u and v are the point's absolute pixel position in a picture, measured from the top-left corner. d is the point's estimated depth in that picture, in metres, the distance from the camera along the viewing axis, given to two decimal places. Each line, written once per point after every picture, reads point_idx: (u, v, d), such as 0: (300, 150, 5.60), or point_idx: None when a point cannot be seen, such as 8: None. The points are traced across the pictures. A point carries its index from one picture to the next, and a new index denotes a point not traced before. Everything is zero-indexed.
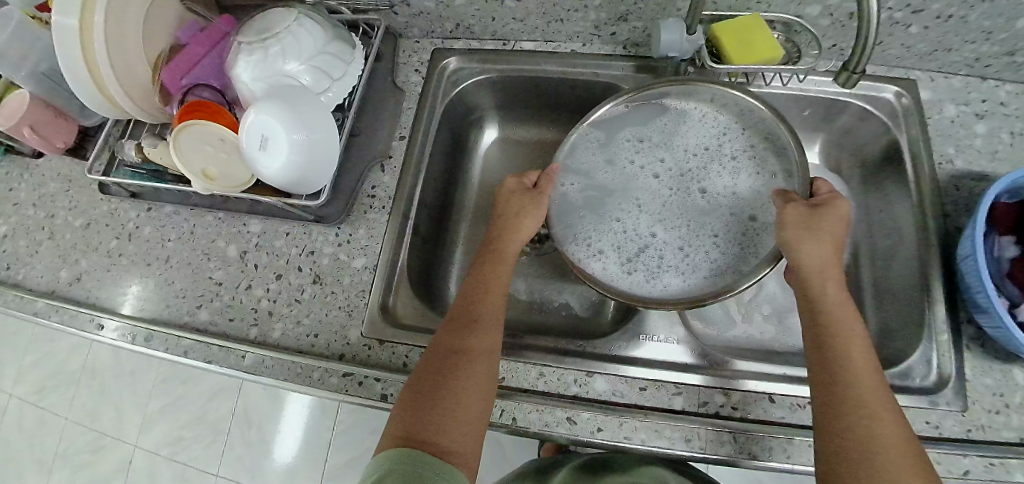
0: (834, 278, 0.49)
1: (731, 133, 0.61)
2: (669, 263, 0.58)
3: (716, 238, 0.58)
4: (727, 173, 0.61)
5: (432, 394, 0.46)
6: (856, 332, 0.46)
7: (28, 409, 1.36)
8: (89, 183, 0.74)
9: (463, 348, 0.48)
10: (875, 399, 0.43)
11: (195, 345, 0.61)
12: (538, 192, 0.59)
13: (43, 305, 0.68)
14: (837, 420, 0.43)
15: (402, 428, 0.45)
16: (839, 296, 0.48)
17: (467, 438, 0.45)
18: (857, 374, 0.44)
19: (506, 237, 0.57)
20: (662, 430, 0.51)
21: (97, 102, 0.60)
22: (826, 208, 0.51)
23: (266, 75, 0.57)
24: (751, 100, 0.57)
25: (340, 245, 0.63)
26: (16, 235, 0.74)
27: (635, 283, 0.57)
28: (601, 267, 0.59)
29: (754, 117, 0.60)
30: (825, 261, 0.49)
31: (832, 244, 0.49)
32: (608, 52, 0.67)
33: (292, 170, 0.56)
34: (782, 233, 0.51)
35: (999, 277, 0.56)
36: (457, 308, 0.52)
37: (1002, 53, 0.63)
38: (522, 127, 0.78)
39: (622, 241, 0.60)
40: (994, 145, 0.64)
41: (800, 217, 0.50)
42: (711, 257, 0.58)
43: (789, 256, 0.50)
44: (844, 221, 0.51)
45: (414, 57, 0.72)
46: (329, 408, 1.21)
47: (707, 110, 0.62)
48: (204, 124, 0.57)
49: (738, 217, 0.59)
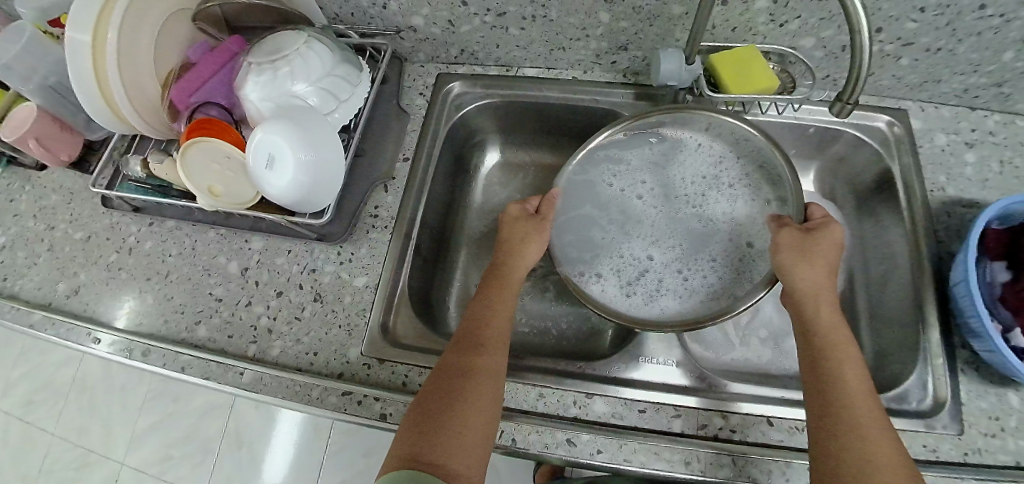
0: (828, 302, 0.50)
1: (727, 161, 0.63)
2: (667, 287, 0.60)
3: (712, 263, 0.60)
4: (722, 200, 0.63)
5: (435, 415, 0.46)
6: (850, 354, 0.47)
7: (13, 423, 1.33)
8: (91, 197, 0.74)
9: (465, 370, 0.49)
10: (869, 419, 0.43)
11: (192, 361, 0.60)
12: (540, 218, 0.59)
13: (39, 318, 0.68)
14: (833, 441, 0.43)
15: (403, 448, 0.45)
16: (834, 319, 0.49)
17: (472, 460, 0.44)
18: (851, 395, 0.44)
19: (511, 260, 0.58)
20: (661, 453, 0.50)
21: (106, 117, 0.61)
22: (819, 233, 0.52)
23: (274, 95, 0.58)
24: (748, 128, 0.58)
25: (342, 263, 0.63)
26: (15, 247, 0.74)
27: (634, 306, 0.58)
28: (602, 290, 0.60)
29: (750, 146, 0.60)
30: (818, 285, 0.50)
31: (826, 268, 0.51)
32: (609, 79, 0.69)
33: (300, 190, 0.57)
34: (777, 256, 0.52)
35: (991, 302, 0.57)
36: (460, 330, 0.53)
37: (989, 85, 0.65)
38: (523, 149, 0.79)
39: (622, 265, 0.61)
40: (984, 173, 0.66)
41: (794, 241, 0.52)
42: (708, 281, 0.59)
43: (784, 279, 0.51)
44: (838, 245, 0.52)
45: (418, 80, 0.74)
46: (323, 427, 1.19)
47: (703, 138, 0.64)
48: (213, 142, 0.58)
49: (734, 242, 0.61)
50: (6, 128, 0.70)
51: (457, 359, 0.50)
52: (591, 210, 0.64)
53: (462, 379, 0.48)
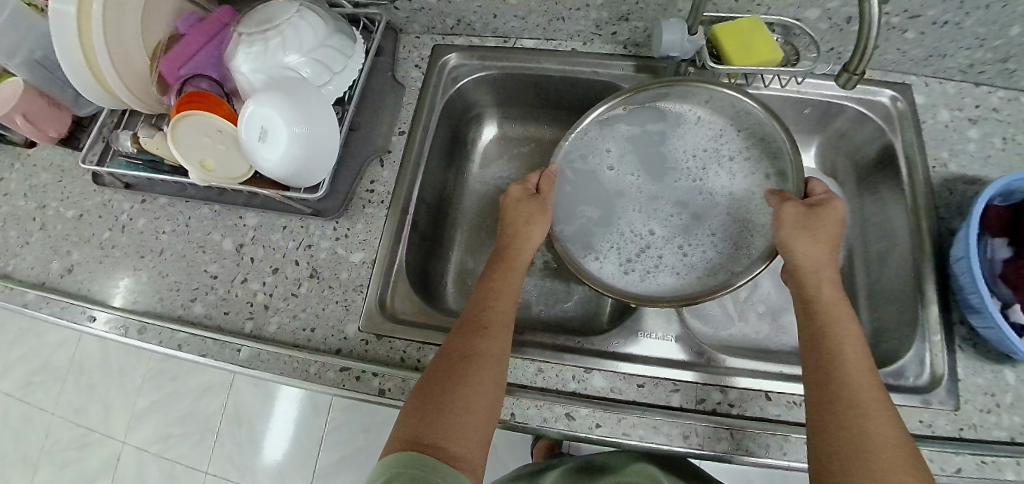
0: (829, 277, 0.50)
1: (726, 135, 0.62)
2: (666, 263, 0.59)
3: (711, 239, 0.60)
4: (722, 175, 0.62)
5: (435, 395, 0.46)
6: (851, 329, 0.47)
7: (13, 404, 1.33)
8: (82, 174, 0.73)
9: (469, 353, 0.48)
10: (868, 394, 0.43)
11: (189, 338, 0.60)
12: (542, 198, 0.58)
13: (33, 296, 0.67)
14: (831, 415, 0.43)
15: (405, 429, 0.45)
16: (834, 294, 0.49)
17: (471, 439, 0.44)
18: (849, 369, 0.44)
19: (514, 242, 0.57)
20: (659, 427, 0.51)
21: (94, 91, 0.60)
22: (821, 208, 0.51)
23: (266, 67, 0.57)
24: (747, 100, 0.56)
25: (338, 240, 0.63)
26: (6, 225, 0.73)
27: (630, 282, 0.58)
28: (599, 266, 0.60)
29: (750, 119, 0.59)
30: (818, 261, 0.49)
31: (827, 244, 0.50)
32: (609, 51, 0.68)
33: (293, 164, 0.56)
34: (778, 232, 0.51)
35: (991, 278, 0.56)
36: (467, 313, 0.52)
37: (996, 60, 0.64)
38: (521, 125, 0.78)
39: (621, 242, 0.61)
40: (986, 150, 0.65)
41: (795, 216, 0.51)
42: (707, 256, 0.59)
43: (786, 255, 0.51)
44: (839, 222, 0.51)
45: (414, 53, 0.72)
46: (321, 407, 1.20)
47: (703, 112, 0.63)
48: (204, 116, 0.56)
49: (733, 217, 0.60)
50: None
51: (458, 339, 0.50)
52: (591, 184, 0.63)
53: (461, 357, 0.48)
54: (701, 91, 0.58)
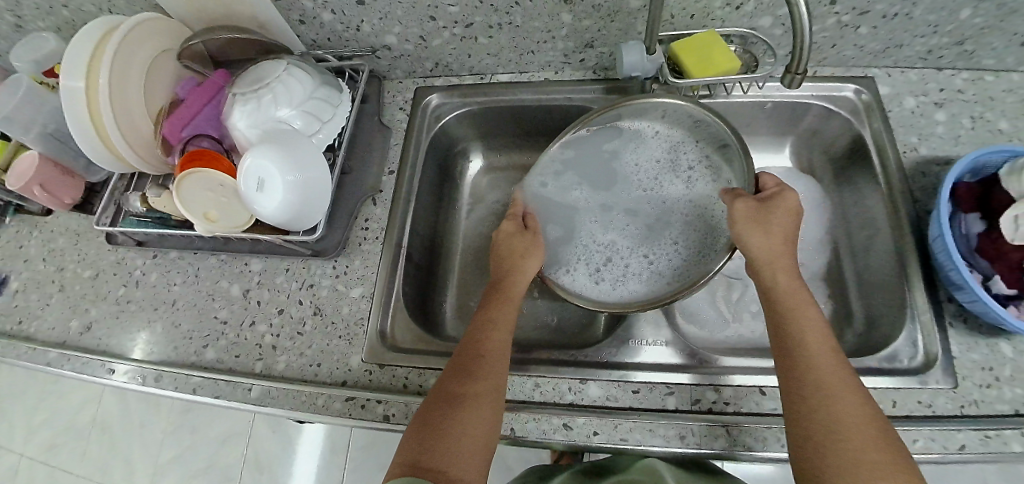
0: (785, 267, 0.51)
1: (686, 146, 0.66)
2: (633, 271, 0.62)
3: (675, 245, 0.63)
4: (683, 183, 0.65)
5: (432, 422, 0.48)
6: (810, 315, 0.48)
7: (39, 468, 1.36)
8: (97, 236, 0.78)
9: (462, 378, 0.50)
10: (833, 377, 0.44)
11: (203, 382, 0.63)
12: (532, 233, 0.63)
13: (55, 355, 0.70)
14: (801, 402, 0.44)
15: (404, 457, 0.46)
16: (791, 283, 0.50)
17: (469, 461, 0.46)
18: (813, 353, 0.46)
19: (511, 274, 0.60)
20: (656, 429, 0.52)
21: (103, 158, 0.65)
22: (771, 201, 0.54)
23: (260, 122, 0.61)
24: (699, 110, 0.60)
25: (338, 276, 0.66)
26: (28, 290, 0.77)
27: (602, 291, 0.61)
28: (573, 279, 0.63)
29: (708, 129, 0.62)
30: (775, 252, 0.51)
31: (781, 236, 0.52)
32: (579, 77, 0.72)
33: (289, 211, 0.60)
34: (733, 230, 0.53)
35: (970, 254, 0.58)
36: (463, 342, 0.55)
37: (952, 45, 0.67)
38: (505, 152, 0.82)
39: (592, 255, 0.64)
40: (955, 130, 0.67)
41: (746, 212, 0.53)
42: (673, 261, 0.62)
43: (743, 252, 0.53)
44: (794, 210, 0.54)
45: (398, 96, 0.76)
46: (340, 445, 1.21)
47: (662, 127, 0.66)
48: (206, 171, 0.61)
49: (698, 223, 0.63)
50: (13, 177, 0.73)
51: (453, 366, 0.52)
52: (566, 204, 0.68)
53: (455, 382, 0.50)
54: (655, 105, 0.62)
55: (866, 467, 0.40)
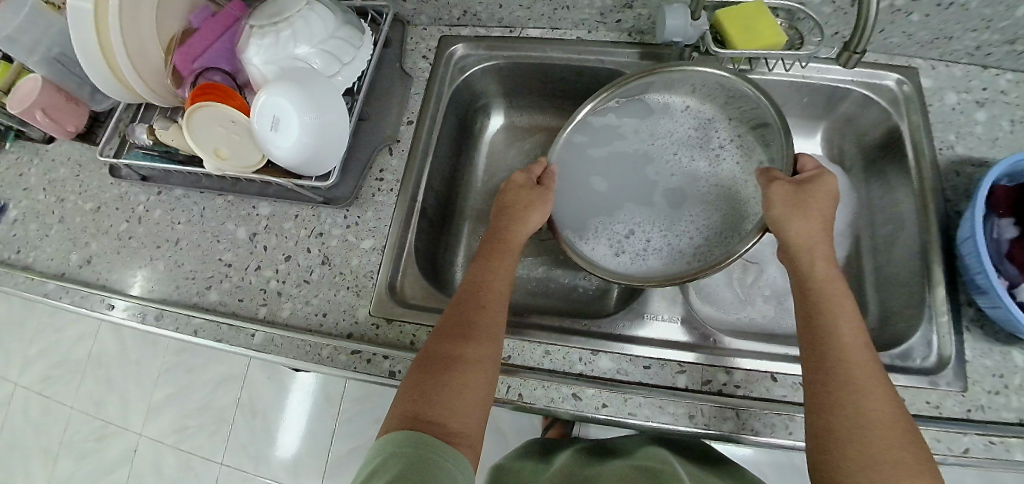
0: (824, 256, 0.50)
1: (717, 123, 0.64)
2: (654, 247, 0.62)
3: (697, 225, 0.61)
4: (711, 163, 0.64)
5: (435, 377, 0.47)
6: (847, 305, 0.47)
7: (34, 398, 1.36)
8: (98, 169, 0.75)
9: (467, 331, 0.49)
10: (862, 371, 0.43)
11: (205, 324, 0.62)
12: (543, 188, 0.59)
13: (54, 286, 0.69)
14: (827, 393, 0.43)
15: (405, 410, 0.45)
16: (828, 272, 0.49)
17: (473, 420, 0.45)
18: (844, 346, 0.45)
19: (513, 227, 0.57)
20: (665, 406, 0.51)
21: (110, 85, 0.61)
22: (811, 184, 0.51)
23: (277, 58, 0.58)
24: (738, 84, 0.57)
25: (349, 226, 0.64)
26: (27, 219, 0.75)
27: (622, 264, 0.61)
28: (593, 249, 0.62)
29: (746, 108, 0.60)
30: (813, 238, 0.50)
31: (819, 220, 0.50)
32: (614, 39, 0.68)
33: (303, 153, 0.57)
34: (769, 212, 0.51)
35: (998, 258, 0.56)
36: (462, 293, 0.53)
37: (1002, 42, 0.63)
38: (528, 113, 0.79)
39: (611, 228, 0.63)
40: (994, 132, 0.65)
41: (787, 194, 0.51)
42: (694, 241, 0.61)
43: (780, 233, 0.51)
44: (832, 195, 0.52)
45: (421, 44, 0.73)
46: (334, 397, 1.21)
47: (691, 102, 0.64)
48: (216, 106, 0.57)
49: (723, 203, 0.61)
50: (15, 99, 0.70)
51: (457, 321, 0.50)
52: (592, 173, 0.65)
53: (462, 339, 0.49)
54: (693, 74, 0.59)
55: (887, 463, 0.39)
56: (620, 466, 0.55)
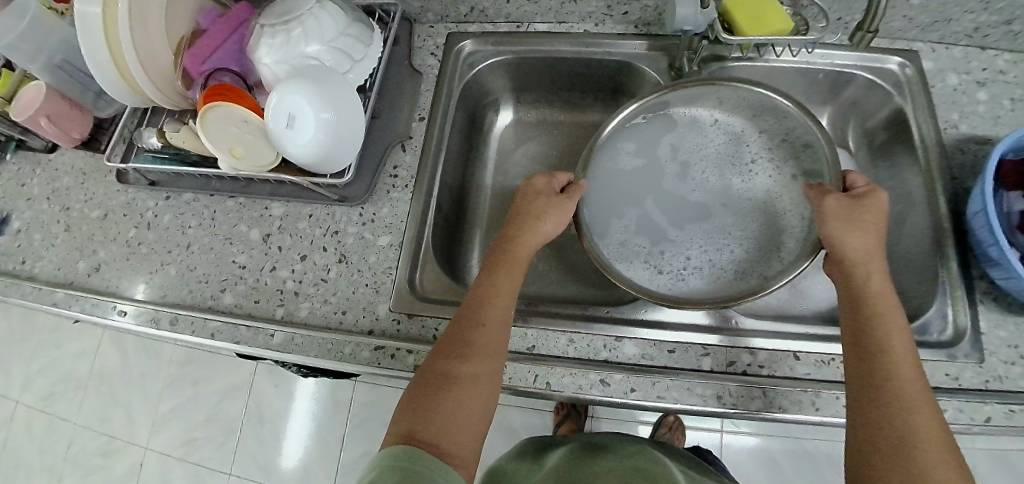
0: (879, 274, 0.50)
1: (749, 136, 0.69)
2: (694, 264, 0.65)
3: (736, 242, 0.65)
4: (745, 175, 0.68)
5: (431, 395, 0.46)
6: (898, 320, 0.47)
7: (36, 416, 1.35)
8: (103, 176, 0.74)
9: (468, 347, 0.49)
10: (913, 386, 0.44)
11: (222, 327, 0.61)
12: (563, 197, 0.58)
13: (63, 295, 0.68)
14: (875, 408, 0.43)
15: (401, 425, 0.45)
16: (883, 288, 0.49)
17: (468, 440, 0.45)
18: (898, 364, 0.45)
19: (522, 236, 0.56)
20: (694, 388, 0.52)
21: (118, 87, 0.61)
22: (865, 200, 0.52)
23: (289, 57, 0.58)
24: (781, 100, 0.60)
25: (365, 223, 0.64)
26: (32, 229, 0.74)
27: (665, 284, 0.64)
28: (635, 271, 0.65)
29: (780, 123, 0.64)
30: (872, 254, 0.50)
31: (876, 236, 0.51)
32: (620, 31, 0.69)
33: (319, 151, 0.57)
34: (824, 226, 0.52)
35: (1009, 230, 0.56)
36: (466, 305, 0.52)
37: (1000, 23, 0.65)
38: (535, 108, 0.79)
39: (648, 247, 0.66)
40: (996, 111, 0.66)
41: (841, 208, 0.52)
42: (734, 257, 0.65)
43: (834, 246, 0.51)
44: (884, 212, 0.52)
45: (429, 41, 0.73)
46: (343, 402, 1.20)
47: (719, 115, 0.69)
48: (228, 106, 0.57)
49: (762, 214, 0.66)
50: (18, 107, 0.69)
51: (457, 336, 0.50)
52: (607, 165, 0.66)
53: (459, 356, 0.48)
54: (731, 92, 0.63)
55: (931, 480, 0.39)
56: (622, 464, 0.57)
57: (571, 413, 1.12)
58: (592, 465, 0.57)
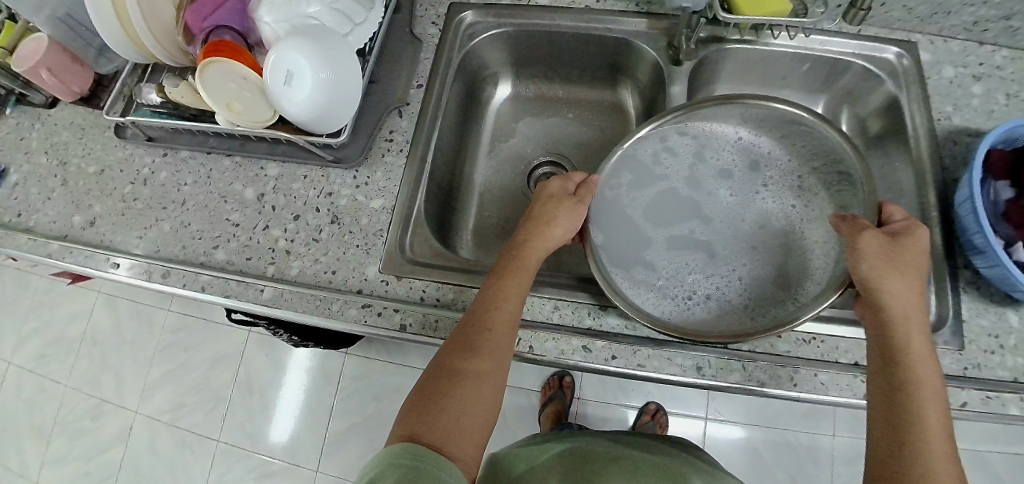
0: (918, 324, 0.45)
1: (779, 160, 0.65)
2: (705, 294, 0.59)
3: (755, 271, 0.60)
4: (768, 199, 0.64)
5: (434, 397, 0.48)
6: (931, 376, 0.43)
7: (29, 377, 1.36)
8: (102, 131, 0.74)
9: (473, 350, 0.49)
10: (934, 432, 0.41)
11: (213, 281, 0.62)
12: (577, 199, 0.57)
13: (57, 247, 0.68)
14: (895, 456, 0.41)
15: (405, 424, 0.47)
16: (921, 338, 0.45)
17: (469, 439, 0.46)
18: (924, 407, 0.42)
19: (533, 240, 0.55)
20: (673, 358, 0.52)
21: (120, 43, 0.61)
22: (903, 238, 0.47)
23: (290, 16, 0.59)
24: (798, 109, 0.57)
25: (358, 187, 0.64)
26: (28, 182, 0.73)
27: (675, 311, 0.57)
28: (645, 300, 0.58)
29: (814, 146, 0.61)
30: (910, 299, 0.45)
31: (915, 280, 0.46)
32: (621, 9, 0.69)
33: (315, 110, 0.57)
34: (859, 267, 0.47)
35: (994, 218, 0.57)
36: (473, 309, 0.52)
37: (999, 18, 0.66)
38: (533, 85, 0.79)
39: (653, 266, 0.60)
40: (990, 105, 0.66)
41: (880, 250, 0.46)
42: (752, 288, 0.59)
43: (868, 291, 0.46)
44: (924, 250, 0.47)
45: (431, 11, 0.73)
46: (332, 374, 1.21)
47: (746, 134, 0.66)
48: (227, 63, 0.57)
49: (787, 242, 0.61)
50: (21, 58, 0.69)
51: (461, 338, 0.51)
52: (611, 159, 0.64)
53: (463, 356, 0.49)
54: (757, 109, 0.60)
55: None
56: (623, 455, 0.56)
57: (556, 395, 1.19)
58: (591, 458, 0.56)
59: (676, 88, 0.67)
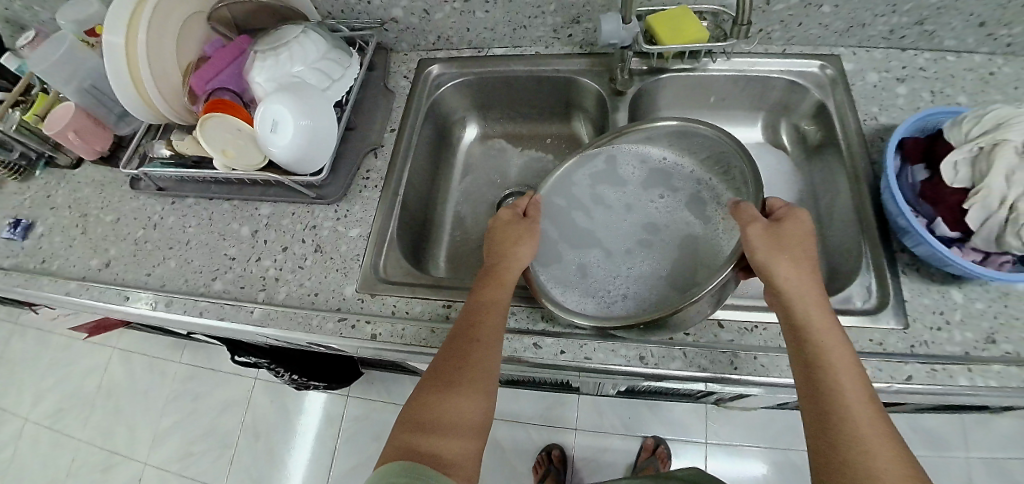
0: (814, 299, 0.49)
1: (698, 176, 0.71)
2: (627, 293, 0.63)
3: (670, 269, 0.64)
4: (695, 210, 0.68)
5: (424, 413, 0.51)
6: (838, 345, 0.47)
7: (44, 433, 1.41)
8: (120, 186, 0.84)
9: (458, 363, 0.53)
10: (854, 391, 0.45)
11: (210, 306, 0.69)
12: (528, 219, 0.63)
13: (74, 286, 0.75)
14: (828, 422, 0.44)
15: (399, 442, 0.49)
16: (820, 308, 0.49)
17: (462, 445, 0.49)
18: (840, 369, 0.46)
19: (502, 256, 0.60)
20: (617, 349, 0.56)
21: (137, 109, 0.72)
22: (784, 221, 0.52)
23: (276, 76, 0.69)
24: (668, 123, 0.65)
25: (340, 218, 0.72)
26: (52, 233, 0.82)
27: (598, 307, 0.62)
28: (576, 302, 0.62)
29: (713, 152, 0.66)
30: (800, 272, 0.50)
31: (804, 255, 0.51)
32: (568, 51, 0.79)
33: (295, 153, 0.66)
34: (754, 253, 0.51)
35: (915, 199, 0.61)
36: (458, 326, 0.56)
37: (912, 24, 0.73)
38: (498, 123, 0.88)
39: (588, 274, 0.65)
40: (915, 103, 0.73)
41: (764, 234, 0.51)
42: (665, 282, 0.63)
43: (764, 274, 0.50)
44: (806, 226, 0.52)
45: (403, 66, 0.84)
46: (334, 417, 1.24)
47: (672, 155, 0.72)
48: (224, 118, 0.66)
49: (705, 245, 0.65)
50: (52, 123, 0.80)
51: (446, 355, 0.54)
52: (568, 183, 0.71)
53: (450, 370, 0.52)
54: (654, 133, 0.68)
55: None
56: None
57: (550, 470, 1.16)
58: None
59: (621, 115, 0.75)
